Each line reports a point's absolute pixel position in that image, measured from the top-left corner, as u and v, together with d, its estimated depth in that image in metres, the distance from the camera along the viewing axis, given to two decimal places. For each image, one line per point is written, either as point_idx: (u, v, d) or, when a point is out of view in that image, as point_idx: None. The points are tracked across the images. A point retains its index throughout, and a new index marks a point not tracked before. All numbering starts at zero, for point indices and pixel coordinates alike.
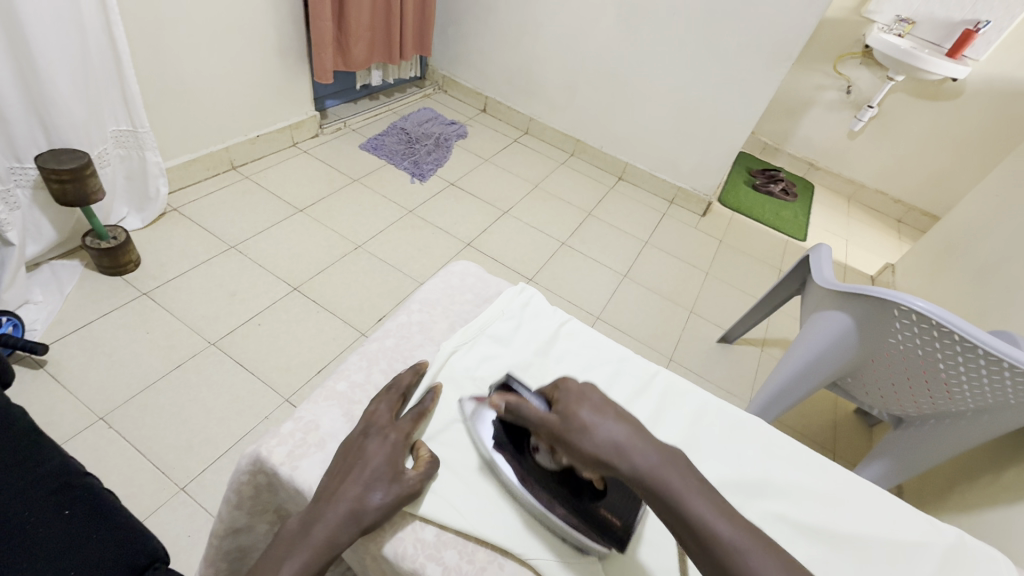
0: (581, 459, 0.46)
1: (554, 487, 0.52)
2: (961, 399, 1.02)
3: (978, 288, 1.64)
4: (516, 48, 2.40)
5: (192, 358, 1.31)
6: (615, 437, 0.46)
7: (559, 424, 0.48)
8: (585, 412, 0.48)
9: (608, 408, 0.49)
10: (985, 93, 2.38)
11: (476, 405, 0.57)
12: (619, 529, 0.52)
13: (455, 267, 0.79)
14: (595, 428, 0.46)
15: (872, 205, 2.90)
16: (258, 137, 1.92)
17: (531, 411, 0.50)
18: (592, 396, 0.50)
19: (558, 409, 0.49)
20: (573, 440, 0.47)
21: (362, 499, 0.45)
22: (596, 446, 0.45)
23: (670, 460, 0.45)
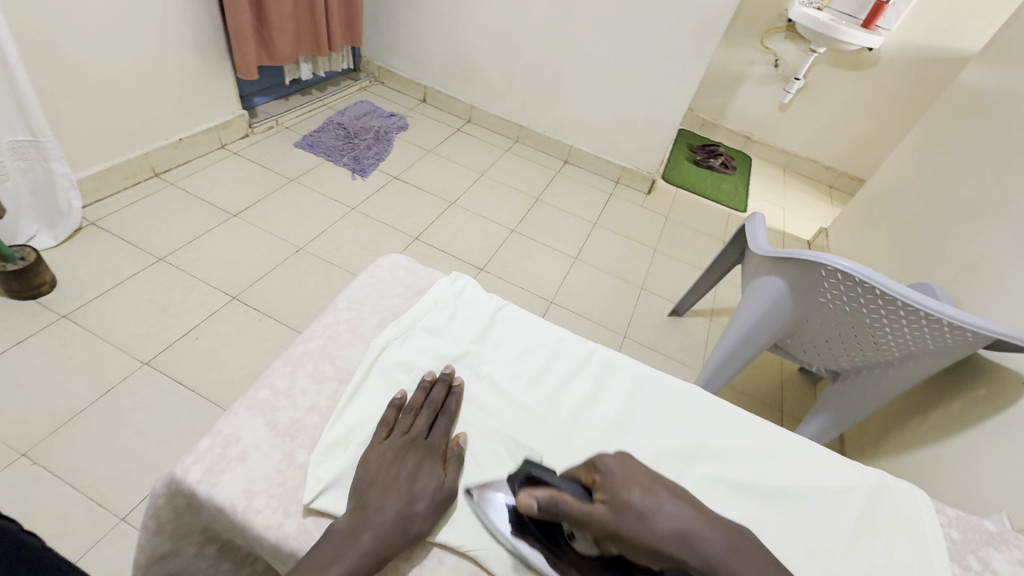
0: (640, 552, 0.45)
1: (601, 573, 0.48)
2: (887, 348, 1.09)
3: (901, 244, 1.75)
4: (451, 35, 2.35)
5: (124, 380, 1.22)
6: (676, 525, 0.45)
7: (610, 517, 0.46)
8: (637, 496, 0.47)
9: (654, 488, 0.48)
10: (899, 61, 2.52)
11: (483, 491, 0.53)
12: None
13: (385, 261, 0.76)
14: (656, 517, 0.45)
15: (805, 173, 3.04)
16: (181, 141, 1.80)
17: (572, 504, 0.47)
18: (635, 476, 0.49)
19: (603, 499, 0.47)
20: (631, 534, 0.45)
21: (409, 507, 0.48)
22: (658, 535, 0.45)
23: (739, 550, 0.45)
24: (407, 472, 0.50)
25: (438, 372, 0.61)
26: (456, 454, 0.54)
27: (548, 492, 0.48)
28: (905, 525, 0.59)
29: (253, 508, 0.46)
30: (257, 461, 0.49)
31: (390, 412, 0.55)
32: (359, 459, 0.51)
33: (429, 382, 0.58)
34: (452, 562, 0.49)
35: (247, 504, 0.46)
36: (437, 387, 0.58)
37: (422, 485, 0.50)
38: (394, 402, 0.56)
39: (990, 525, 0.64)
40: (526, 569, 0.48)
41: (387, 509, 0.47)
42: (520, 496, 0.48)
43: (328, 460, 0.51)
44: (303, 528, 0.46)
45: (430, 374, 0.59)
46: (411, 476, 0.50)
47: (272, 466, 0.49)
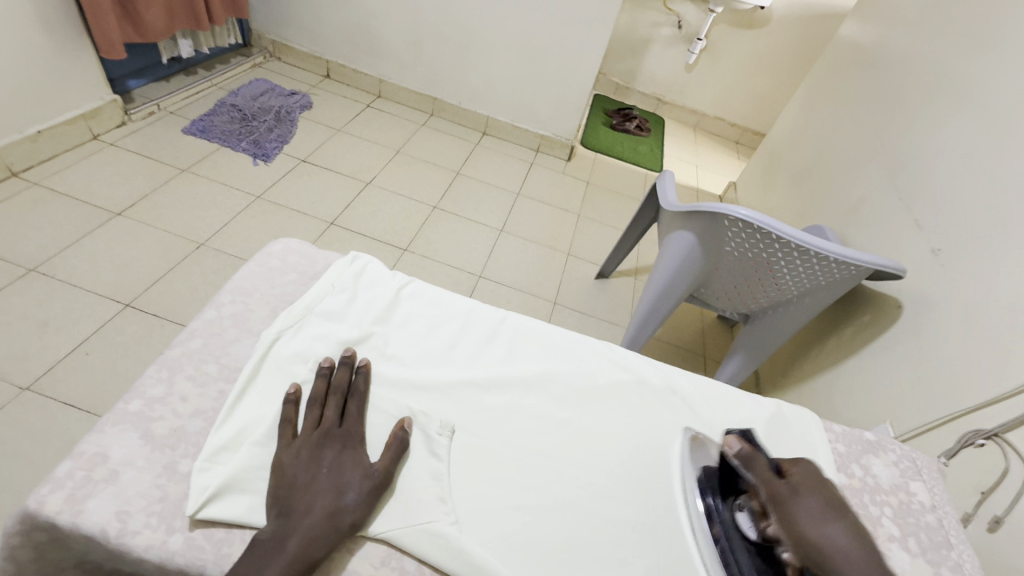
0: (797, 539, 0.46)
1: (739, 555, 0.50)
2: (786, 287, 1.17)
3: (797, 191, 1.88)
4: (349, 3, 2.20)
5: (2, 411, 1.08)
6: (846, 535, 0.45)
7: (788, 497, 0.49)
8: (821, 505, 0.48)
9: (844, 509, 0.48)
10: (788, 19, 2.67)
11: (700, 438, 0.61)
12: None
13: (275, 247, 0.70)
14: (829, 521, 0.46)
15: (714, 131, 3.19)
16: (40, 134, 1.58)
17: (758, 469, 0.52)
18: (832, 495, 0.49)
19: (791, 481, 0.50)
20: (796, 515, 0.47)
21: (338, 502, 0.46)
22: (820, 531, 0.46)
23: None
24: (328, 468, 0.48)
25: (339, 357, 0.58)
26: (396, 438, 0.52)
27: (748, 448, 0.54)
28: (801, 448, 0.65)
29: (129, 530, 0.42)
30: (131, 480, 0.44)
31: (287, 409, 0.51)
32: (271, 461, 0.48)
33: (328, 368, 0.55)
34: (363, 551, 0.46)
35: (121, 527, 0.42)
36: (339, 371, 0.56)
37: (348, 477, 0.48)
38: (287, 396, 0.52)
39: (870, 435, 0.72)
40: (442, 547, 0.47)
41: (283, 510, 0.44)
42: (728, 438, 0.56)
43: (215, 467, 0.46)
44: (190, 543, 0.42)
45: (327, 360, 0.56)
46: (333, 471, 0.48)
47: (148, 482, 0.45)
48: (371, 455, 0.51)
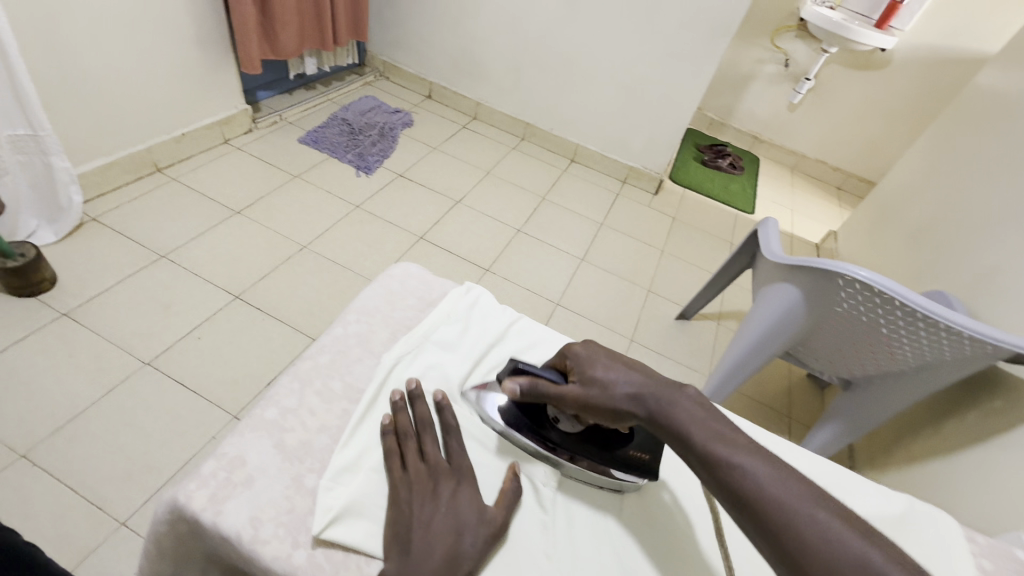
0: (606, 415, 0.53)
1: (578, 448, 0.57)
2: (904, 360, 1.06)
3: (912, 249, 1.72)
4: (458, 30, 2.32)
5: (125, 380, 1.20)
6: (630, 387, 0.52)
7: (584, 393, 0.54)
8: (599, 370, 0.54)
9: (618, 361, 0.55)
10: (911, 62, 2.49)
11: (479, 392, 0.59)
12: (648, 464, 0.57)
13: (396, 271, 0.75)
14: (609, 382, 0.53)
15: (814, 174, 3.01)
16: (183, 135, 1.78)
17: (549, 388, 0.56)
18: (602, 356, 0.56)
19: (576, 378, 0.55)
20: (591, 399, 0.53)
21: (456, 545, 0.45)
22: (616, 400, 0.52)
23: (681, 400, 0.50)
24: (445, 506, 0.48)
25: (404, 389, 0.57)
26: (509, 486, 0.52)
27: (526, 381, 0.56)
28: (938, 556, 0.57)
29: (261, 538, 0.44)
30: (263, 486, 0.47)
31: (388, 440, 0.52)
32: (389, 491, 0.49)
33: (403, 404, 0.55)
34: None
35: (254, 534, 0.44)
36: (417, 405, 0.55)
37: (465, 518, 0.47)
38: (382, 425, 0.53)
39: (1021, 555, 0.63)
40: None
41: (404, 549, 0.44)
42: (505, 388, 0.57)
43: (338, 488, 0.48)
44: (313, 561, 0.44)
45: (399, 394, 0.56)
46: (450, 509, 0.47)
47: (279, 491, 0.47)
48: (486, 498, 0.53)
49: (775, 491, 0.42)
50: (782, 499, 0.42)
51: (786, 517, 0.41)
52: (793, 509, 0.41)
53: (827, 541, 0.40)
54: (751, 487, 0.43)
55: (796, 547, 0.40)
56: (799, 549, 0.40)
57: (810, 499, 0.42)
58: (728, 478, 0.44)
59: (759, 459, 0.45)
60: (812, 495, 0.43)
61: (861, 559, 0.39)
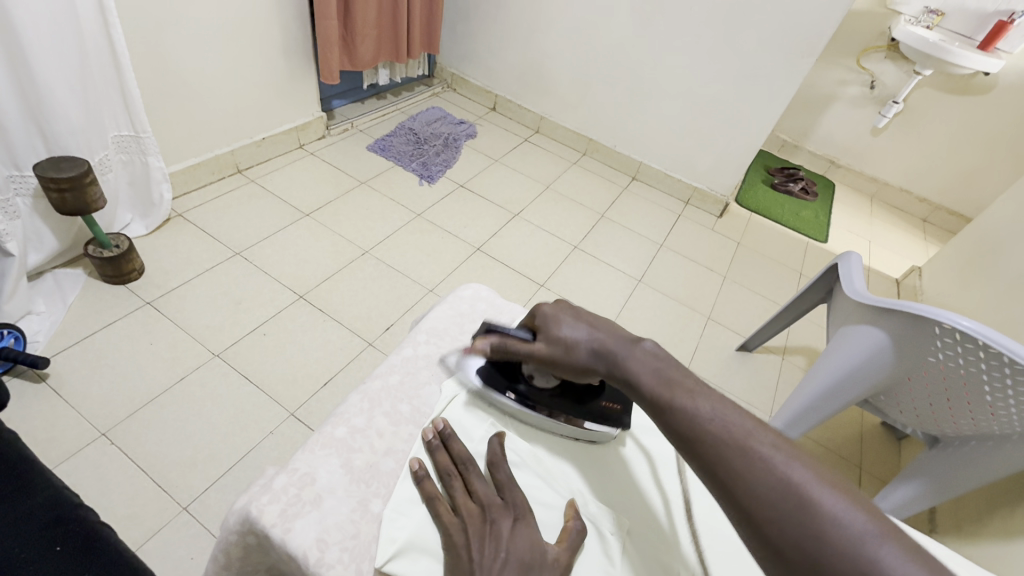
0: (571, 373, 0.53)
1: (554, 404, 0.58)
2: (1006, 422, 0.92)
3: (1015, 294, 1.56)
4: (527, 45, 2.34)
5: (197, 370, 1.27)
6: (591, 343, 0.51)
7: (549, 352, 0.53)
8: (565, 328, 0.53)
9: (582, 315, 0.54)
10: (1018, 88, 2.28)
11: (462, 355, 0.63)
12: (619, 414, 0.60)
13: (465, 291, 0.76)
14: (570, 337, 0.52)
15: (896, 204, 2.80)
16: (264, 140, 1.88)
17: (518, 346, 0.56)
18: (568, 311, 0.55)
19: (541, 337, 0.54)
20: (558, 358, 0.53)
21: None
22: (580, 359, 0.51)
23: (636, 352, 0.48)
24: (505, 548, 0.45)
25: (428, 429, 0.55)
26: (573, 525, 0.50)
27: (498, 340, 0.57)
28: None
29: (325, 561, 0.44)
30: (330, 507, 0.48)
31: (428, 485, 0.50)
32: (442, 536, 0.47)
33: (436, 445, 0.53)
34: None
35: (319, 557, 0.44)
36: (457, 441, 0.53)
37: (526, 559, 0.44)
38: (412, 474, 0.50)
39: None
40: None
41: None
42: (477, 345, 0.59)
43: (402, 518, 0.48)
44: None
45: (432, 432, 0.54)
46: (511, 549, 0.45)
47: (345, 515, 0.48)
48: (547, 537, 0.50)
49: (715, 426, 0.40)
50: (720, 432, 0.40)
51: (721, 450, 0.39)
52: (728, 442, 0.39)
53: (762, 471, 0.37)
54: (689, 426, 0.41)
55: (729, 478, 0.38)
56: (734, 482, 0.38)
57: (754, 432, 0.40)
58: (671, 419, 0.43)
59: (706, 396, 0.43)
60: (753, 426, 0.40)
61: (791, 486, 0.36)
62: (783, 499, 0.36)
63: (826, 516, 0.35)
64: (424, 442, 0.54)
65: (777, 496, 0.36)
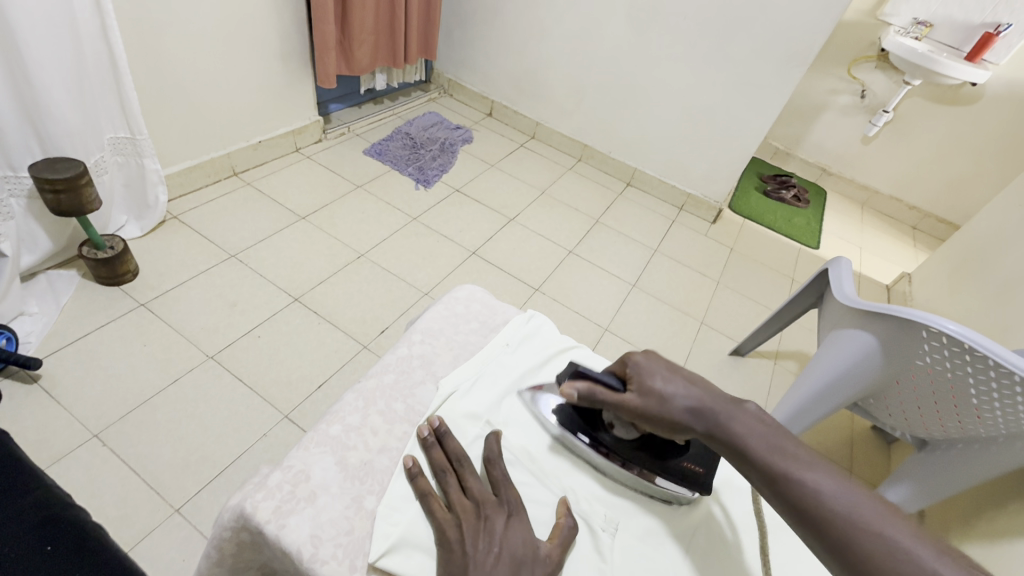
0: (661, 427, 0.53)
1: (632, 454, 0.58)
2: (992, 424, 0.94)
3: (1002, 300, 1.58)
4: (523, 52, 2.37)
5: (190, 371, 1.27)
6: (690, 402, 0.52)
7: (641, 404, 0.54)
8: (659, 381, 0.54)
9: (679, 370, 0.55)
10: (1005, 98, 2.32)
11: (534, 393, 0.62)
12: (701, 475, 0.58)
13: (460, 293, 0.77)
14: (667, 393, 0.53)
15: (886, 212, 2.84)
16: (260, 143, 1.88)
17: (607, 395, 0.56)
18: (663, 367, 0.55)
19: (633, 387, 0.55)
20: (652, 413, 0.53)
21: None
22: (674, 413, 0.52)
23: (739, 417, 0.49)
24: (497, 543, 0.45)
25: (426, 426, 0.56)
26: (565, 521, 0.51)
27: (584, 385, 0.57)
28: None
29: (319, 557, 0.45)
30: (325, 504, 0.48)
31: (421, 482, 0.50)
32: (435, 533, 0.47)
33: (432, 444, 0.53)
34: None
35: (313, 552, 0.45)
36: (452, 439, 0.54)
37: (519, 555, 0.45)
38: (406, 470, 0.51)
39: None
40: None
41: None
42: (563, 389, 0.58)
43: (395, 514, 0.49)
44: None
45: (428, 430, 0.54)
46: (503, 543, 0.45)
47: (340, 511, 0.48)
48: (539, 533, 0.51)
49: (835, 502, 0.42)
50: (843, 511, 0.42)
51: (846, 529, 0.41)
52: (855, 523, 0.41)
53: (891, 551, 0.39)
54: (812, 503, 0.43)
55: (858, 559, 0.40)
56: (863, 562, 0.40)
57: (881, 514, 0.41)
58: (789, 492, 0.44)
59: (824, 472, 0.45)
60: (878, 509, 0.42)
61: (925, 569, 0.38)
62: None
63: None
64: (419, 439, 0.54)
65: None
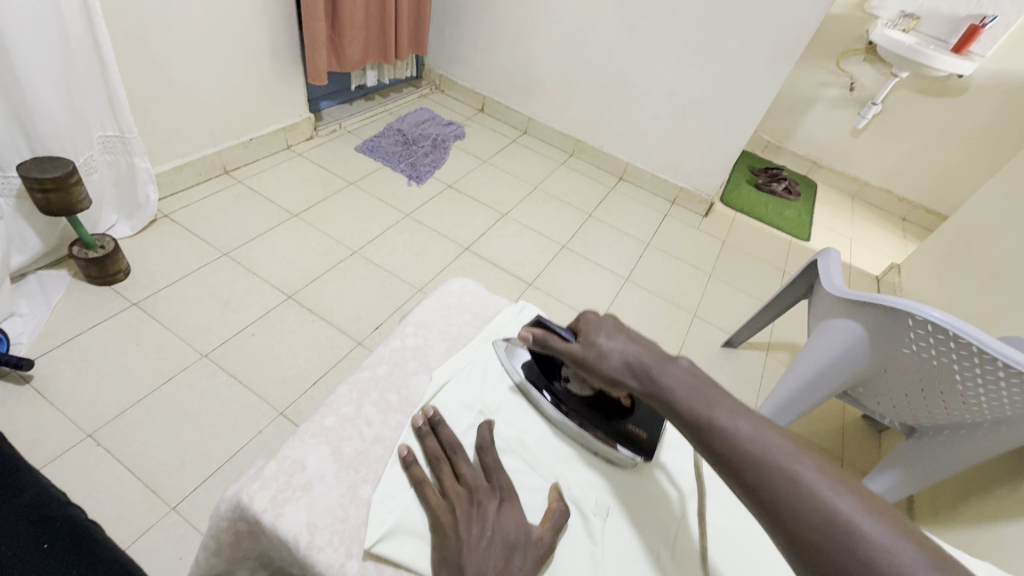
0: (601, 380, 0.54)
1: (584, 412, 0.61)
2: (978, 410, 0.96)
3: (989, 289, 1.60)
4: (514, 48, 2.36)
5: (184, 370, 1.26)
6: (629, 354, 0.53)
7: (584, 357, 0.55)
8: (603, 336, 0.55)
9: (621, 329, 0.56)
10: (991, 90, 2.35)
11: (509, 344, 0.66)
12: (644, 441, 0.61)
13: (452, 286, 0.78)
14: (609, 349, 0.54)
15: (876, 203, 2.87)
16: (251, 141, 1.88)
17: (555, 344, 0.57)
18: (611, 325, 0.57)
19: (580, 341, 0.56)
20: (593, 363, 0.54)
21: (504, 567, 0.44)
22: (613, 368, 0.53)
23: (670, 369, 0.50)
24: (491, 528, 0.47)
25: (420, 415, 0.56)
26: (557, 505, 0.51)
27: (540, 334, 0.59)
28: None
29: (316, 544, 0.45)
30: (321, 493, 0.49)
31: (416, 470, 0.51)
32: (430, 520, 0.48)
33: (424, 432, 0.54)
34: None
35: (310, 540, 0.46)
36: (445, 427, 0.55)
37: (513, 539, 0.46)
38: (401, 459, 0.52)
39: None
40: None
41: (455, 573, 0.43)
42: (521, 334, 0.62)
43: (391, 502, 0.49)
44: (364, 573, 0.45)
45: (422, 419, 0.55)
46: (497, 528, 0.47)
47: (335, 500, 0.49)
48: (532, 518, 0.52)
49: (752, 443, 0.43)
50: (762, 455, 0.42)
51: (762, 470, 0.42)
52: (773, 466, 0.42)
53: (801, 489, 0.40)
54: (732, 447, 0.43)
55: (772, 499, 0.41)
56: (777, 503, 0.40)
57: (797, 457, 0.42)
58: (711, 439, 0.45)
59: (745, 418, 0.45)
60: (796, 452, 0.43)
61: (833, 511, 0.39)
62: (823, 519, 0.39)
63: (872, 544, 0.37)
64: (414, 428, 0.55)
65: (818, 515, 0.39)
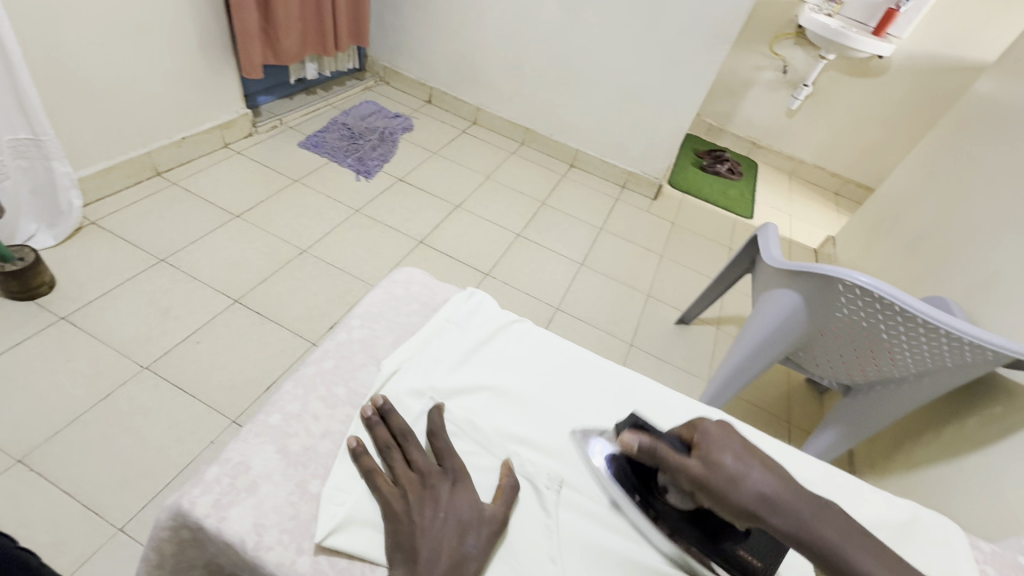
0: (727, 509, 0.47)
1: (683, 527, 0.53)
2: (904, 364, 1.05)
3: (912, 255, 1.73)
4: (459, 37, 2.33)
5: (124, 385, 1.19)
6: (763, 488, 0.46)
7: (705, 477, 0.48)
8: (729, 459, 0.48)
9: (751, 451, 0.49)
10: (909, 69, 2.51)
11: (587, 436, 0.61)
12: (759, 570, 0.51)
13: (399, 276, 0.76)
14: (744, 478, 0.47)
15: (812, 180, 3.02)
16: (184, 140, 1.77)
17: (668, 454, 0.51)
18: (736, 442, 0.50)
19: (699, 456, 0.49)
20: (722, 491, 0.47)
21: (458, 546, 0.45)
22: (745, 498, 0.46)
23: (815, 508, 0.46)
24: (444, 510, 0.47)
25: (371, 405, 0.56)
26: (507, 481, 0.52)
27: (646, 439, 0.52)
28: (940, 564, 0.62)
29: (264, 544, 0.44)
30: (268, 493, 0.48)
31: (366, 460, 0.50)
32: (382, 507, 0.48)
33: (375, 422, 0.53)
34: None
35: (257, 540, 0.44)
36: (396, 416, 0.54)
37: (467, 518, 0.47)
38: (350, 451, 0.51)
39: (1022, 560, 0.67)
40: None
41: (410, 557, 0.44)
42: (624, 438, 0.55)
43: (341, 494, 0.49)
44: (316, 567, 0.44)
45: (372, 410, 0.54)
46: (450, 509, 0.47)
47: (283, 498, 0.48)
48: (483, 496, 0.53)
49: None
50: None
51: None
52: None
53: None
54: None
55: None
56: None
57: None
58: None
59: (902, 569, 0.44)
60: None
61: None
62: None
63: None
64: (362, 419, 0.54)
65: None
